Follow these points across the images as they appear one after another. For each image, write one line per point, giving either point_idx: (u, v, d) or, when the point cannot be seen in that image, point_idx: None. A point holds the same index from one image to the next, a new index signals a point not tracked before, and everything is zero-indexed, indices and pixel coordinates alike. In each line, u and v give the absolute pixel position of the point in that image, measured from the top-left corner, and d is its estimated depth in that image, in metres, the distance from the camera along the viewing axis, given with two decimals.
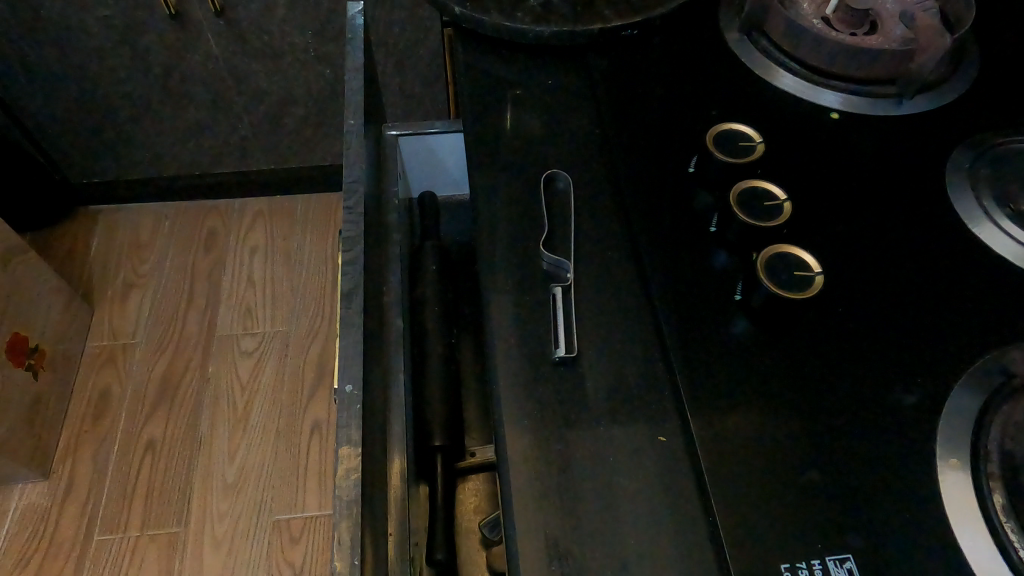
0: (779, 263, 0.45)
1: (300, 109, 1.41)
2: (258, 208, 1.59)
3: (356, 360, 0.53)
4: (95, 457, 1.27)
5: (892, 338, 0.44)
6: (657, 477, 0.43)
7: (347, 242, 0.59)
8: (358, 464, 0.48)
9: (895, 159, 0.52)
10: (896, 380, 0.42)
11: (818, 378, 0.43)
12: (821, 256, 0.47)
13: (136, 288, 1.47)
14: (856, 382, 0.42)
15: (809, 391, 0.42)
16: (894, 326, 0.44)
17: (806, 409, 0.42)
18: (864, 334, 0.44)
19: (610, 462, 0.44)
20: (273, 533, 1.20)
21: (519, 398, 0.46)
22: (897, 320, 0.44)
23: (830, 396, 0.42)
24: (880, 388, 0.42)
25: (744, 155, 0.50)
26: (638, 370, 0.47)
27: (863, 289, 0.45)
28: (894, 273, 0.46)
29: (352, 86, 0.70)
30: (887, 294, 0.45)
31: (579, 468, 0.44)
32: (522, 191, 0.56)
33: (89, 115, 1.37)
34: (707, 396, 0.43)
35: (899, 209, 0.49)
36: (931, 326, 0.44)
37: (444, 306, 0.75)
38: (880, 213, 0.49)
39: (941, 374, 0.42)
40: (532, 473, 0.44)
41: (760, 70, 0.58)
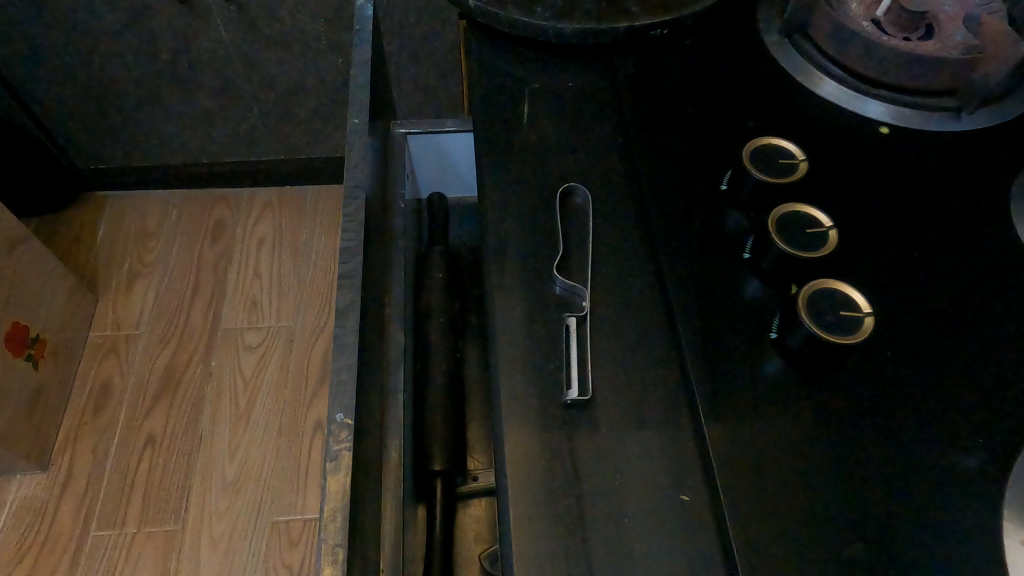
0: (824, 300, 0.40)
1: (311, 99, 1.36)
2: (267, 199, 1.55)
3: (350, 387, 0.49)
4: (94, 451, 1.24)
5: (948, 387, 0.39)
6: (672, 535, 0.39)
7: (345, 252, 0.54)
8: (346, 504, 0.44)
9: (951, 181, 0.47)
10: (949, 435, 0.37)
11: (862, 430, 0.38)
12: (869, 292, 0.42)
13: (142, 278, 1.44)
14: (905, 437, 0.38)
15: (852, 446, 0.38)
16: (949, 374, 0.39)
17: (848, 468, 0.37)
18: (915, 381, 0.39)
19: (624, 520, 0.39)
20: (271, 535, 1.17)
21: (526, 441, 0.42)
22: (952, 367, 0.39)
23: (876, 451, 0.37)
24: (933, 446, 0.37)
25: (785, 175, 0.45)
26: (656, 416, 0.42)
27: (915, 329, 0.41)
28: (950, 313, 0.41)
29: (357, 81, 0.65)
30: (940, 336, 0.40)
31: (591, 526, 0.39)
32: (534, 206, 0.51)
33: (96, 100, 1.34)
34: (736, 446, 0.39)
35: (956, 237, 0.44)
36: (992, 376, 0.39)
37: (450, 317, 0.70)
38: (934, 243, 0.44)
39: (1002, 430, 0.37)
40: (538, 529, 0.39)
41: (801, 77, 0.53)
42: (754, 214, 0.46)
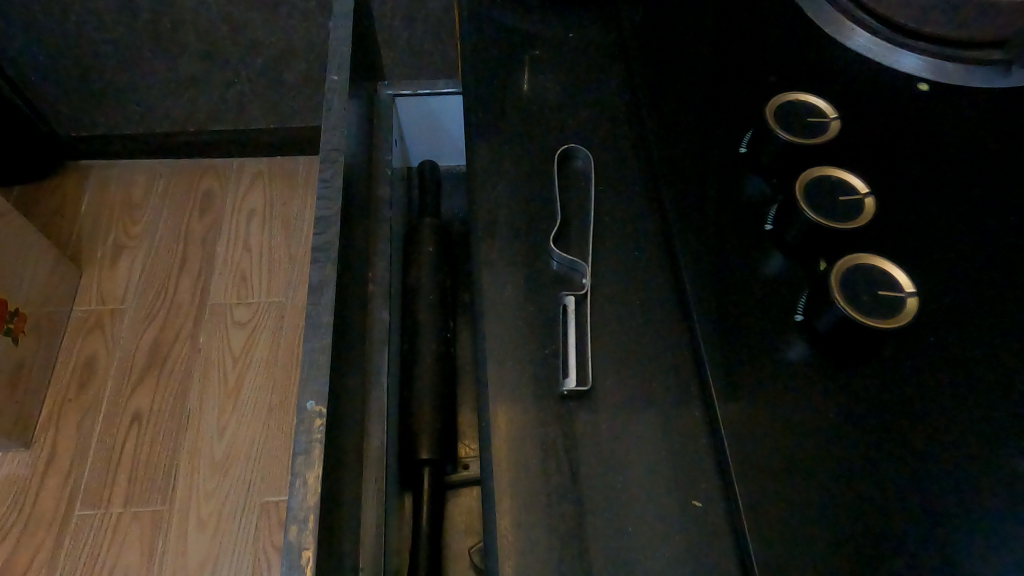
0: (859, 276, 0.35)
1: (300, 63, 1.27)
2: (257, 169, 1.45)
3: (325, 372, 0.44)
4: (79, 429, 1.18)
5: (998, 376, 0.34)
6: (677, 538, 0.35)
7: (321, 222, 0.49)
8: (316, 501, 0.40)
9: (997, 141, 0.42)
10: (1000, 432, 0.32)
11: (898, 426, 0.33)
12: (908, 265, 0.37)
13: (127, 251, 1.35)
14: (948, 433, 0.33)
15: (887, 444, 0.33)
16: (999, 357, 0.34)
17: (884, 469, 0.32)
18: (962, 370, 0.34)
19: (627, 528, 0.35)
20: (261, 516, 1.12)
21: (517, 436, 0.38)
22: (1006, 353, 0.34)
23: (913, 449, 0.33)
24: (982, 444, 0.32)
25: (814, 135, 0.40)
26: (659, 407, 0.39)
27: (959, 307, 0.36)
28: (998, 290, 0.36)
29: (338, 35, 0.60)
30: (988, 316, 0.35)
31: (590, 533, 0.35)
32: (527, 174, 0.47)
33: (75, 62, 1.24)
34: (752, 442, 0.35)
35: (1006, 205, 0.39)
36: None
37: (440, 294, 0.65)
38: (980, 213, 0.38)
39: None
40: (533, 536, 0.35)
41: (830, 28, 0.48)
42: (777, 179, 0.41)
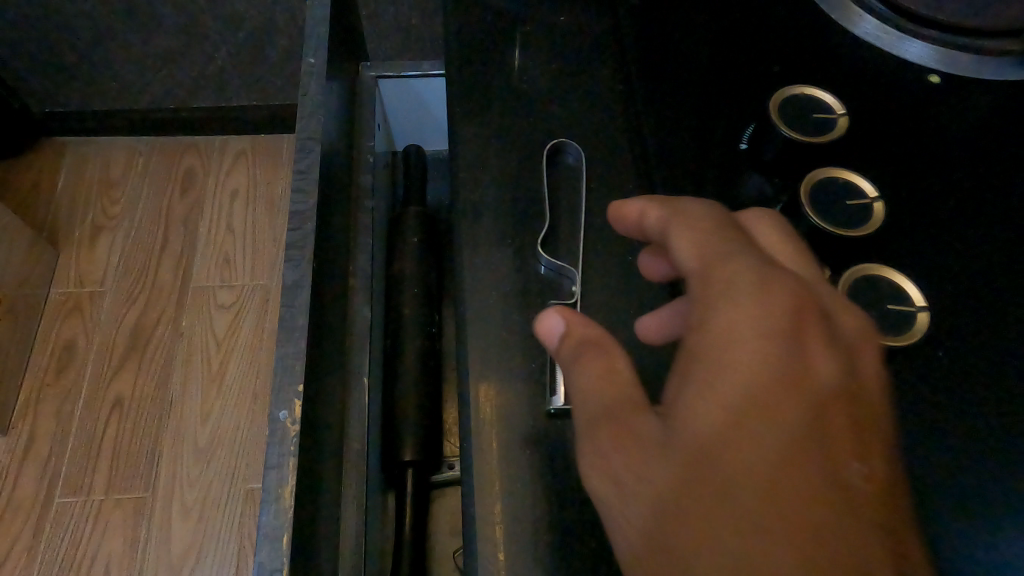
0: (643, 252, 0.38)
1: (282, 39, 1.20)
2: (240, 148, 1.39)
3: (298, 380, 0.42)
4: (58, 414, 1.13)
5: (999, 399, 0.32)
6: None
7: (296, 217, 0.46)
8: (289, 519, 0.39)
9: (1007, 138, 0.39)
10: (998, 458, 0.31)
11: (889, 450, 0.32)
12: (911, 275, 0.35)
13: (106, 231, 1.29)
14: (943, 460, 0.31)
15: None
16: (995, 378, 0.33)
17: None
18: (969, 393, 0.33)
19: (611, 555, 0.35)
20: (246, 503, 1.08)
21: (498, 455, 0.38)
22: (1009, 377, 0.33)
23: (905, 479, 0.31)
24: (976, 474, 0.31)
25: (825, 132, 0.37)
26: None
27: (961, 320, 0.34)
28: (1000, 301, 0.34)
29: (315, 14, 0.56)
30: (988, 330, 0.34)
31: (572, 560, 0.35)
32: (511, 178, 0.45)
33: (43, 37, 1.17)
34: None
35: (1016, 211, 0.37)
36: None
37: (426, 288, 0.63)
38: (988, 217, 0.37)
39: None
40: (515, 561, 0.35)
41: (834, 11, 0.45)
42: (779, 180, 0.39)
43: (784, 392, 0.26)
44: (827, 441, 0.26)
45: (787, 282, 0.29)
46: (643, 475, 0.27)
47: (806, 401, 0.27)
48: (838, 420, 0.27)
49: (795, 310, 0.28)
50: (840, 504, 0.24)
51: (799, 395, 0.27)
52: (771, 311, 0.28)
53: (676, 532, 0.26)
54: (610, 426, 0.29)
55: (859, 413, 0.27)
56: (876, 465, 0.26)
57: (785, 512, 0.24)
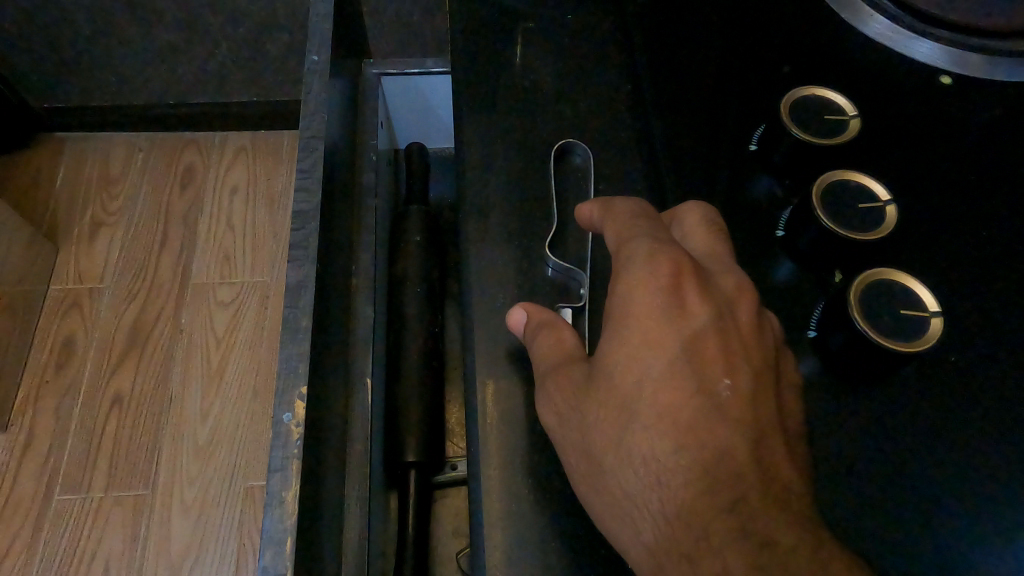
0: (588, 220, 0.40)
1: (284, 35, 1.19)
2: (240, 144, 1.39)
3: (303, 382, 0.41)
4: (57, 411, 1.13)
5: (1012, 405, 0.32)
6: None
7: (300, 218, 0.46)
8: (294, 523, 0.38)
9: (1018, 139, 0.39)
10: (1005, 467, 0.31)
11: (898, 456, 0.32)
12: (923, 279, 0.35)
13: (105, 228, 1.28)
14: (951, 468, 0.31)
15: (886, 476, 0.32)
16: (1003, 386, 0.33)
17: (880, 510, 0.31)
18: (981, 400, 0.32)
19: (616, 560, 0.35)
20: (245, 501, 1.07)
21: (505, 461, 0.37)
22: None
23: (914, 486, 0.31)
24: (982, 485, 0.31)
25: (832, 137, 0.37)
26: None
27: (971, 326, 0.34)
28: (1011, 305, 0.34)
29: (318, 11, 0.55)
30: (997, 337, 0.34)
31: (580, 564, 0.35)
32: (518, 179, 0.44)
33: (42, 32, 1.16)
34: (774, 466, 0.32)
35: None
36: None
37: (428, 287, 0.62)
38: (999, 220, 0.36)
39: None
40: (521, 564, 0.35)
41: (844, 10, 0.45)
42: (790, 181, 0.39)
43: (666, 338, 0.34)
44: (700, 368, 0.33)
45: (671, 249, 0.35)
46: (569, 417, 0.35)
47: (683, 340, 0.34)
48: (711, 349, 0.34)
49: (680, 271, 0.35)
50: (711, 414, 0.32)
51: (678, 338, 0.34)
52: (652, 274, 0.34)
53: (593, 455, 0.34)
54: (547, 381, 0.37)
55: (733, 342, 0.34)
56: (743, 380, 0.34)
57: (668, 430, 0.32)
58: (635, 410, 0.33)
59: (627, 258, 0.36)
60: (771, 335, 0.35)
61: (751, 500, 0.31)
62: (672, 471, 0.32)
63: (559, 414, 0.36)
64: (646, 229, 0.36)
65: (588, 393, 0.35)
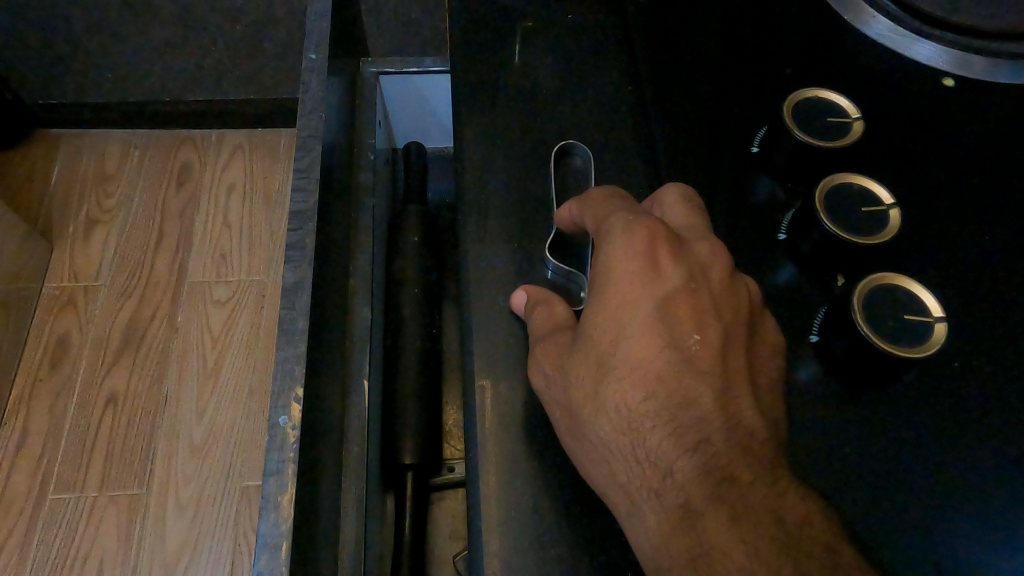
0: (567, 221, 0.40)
1: (282, 33, 1.18)
2: (237, 142, 1.38)
3: (299, 385, 0.41)
4: (51, 409, 1.12)
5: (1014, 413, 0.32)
6: None
7: (297, 217, 0.46)
8: (290, 529, 0.38)
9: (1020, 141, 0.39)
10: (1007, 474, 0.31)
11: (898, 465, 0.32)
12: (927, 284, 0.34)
13: (101, 225, 1.27)
14: (953, 476, 0.31)
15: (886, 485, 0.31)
16: (1004, 391, 0.32)
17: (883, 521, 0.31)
18: (985, 408, 0.32)
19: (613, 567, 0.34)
20: (241, 501, 1.07)
21: (504, 466, 0.37)
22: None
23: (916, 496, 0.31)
24: (980, 493, 0.31)
25: (836, 139, 0.37)
26: None
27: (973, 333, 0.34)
28: (1012, 308, 0.34)
29: (317, 9, 0.55)
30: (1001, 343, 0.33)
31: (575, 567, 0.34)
32: (518, 180, 0.44)
33: (37, 27, 1.15)
34: (779, 474, 0.31)
35: None
36: None
37: (425, 288, 0.62)
38: (1001, 223, 0.36)
39: None
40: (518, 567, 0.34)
41: (846, 11, 0.44)
42: (791, 184, 0.38)
43: (639, 298, 0.34)
44: (673, 327, 0.34)
45: (646, 221, 0.36)
46: (552, 380, 0.36)
47: (658, 300, 0.34)
48: (684, 307, 0.34)
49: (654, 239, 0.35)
50: (681, 367, 0.33)
51: (651, 298, 0.34)
52: (626, 240, 0.35)
53: (574, 412, 0.35)
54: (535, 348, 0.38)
55: (704, 300, 0.35)
56: (713, 335, 0.34)
57: (644, 388, 0.33)
58: (611, 367, 0.34)
59: (606, 231, 0.36)
60: (744, 291, 0.35)
61: (717, 444, 0.32)
62: (644, 421, 0.33)
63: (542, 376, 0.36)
64: (622, 207, 0.37)
65: (568, 356, 0.36)
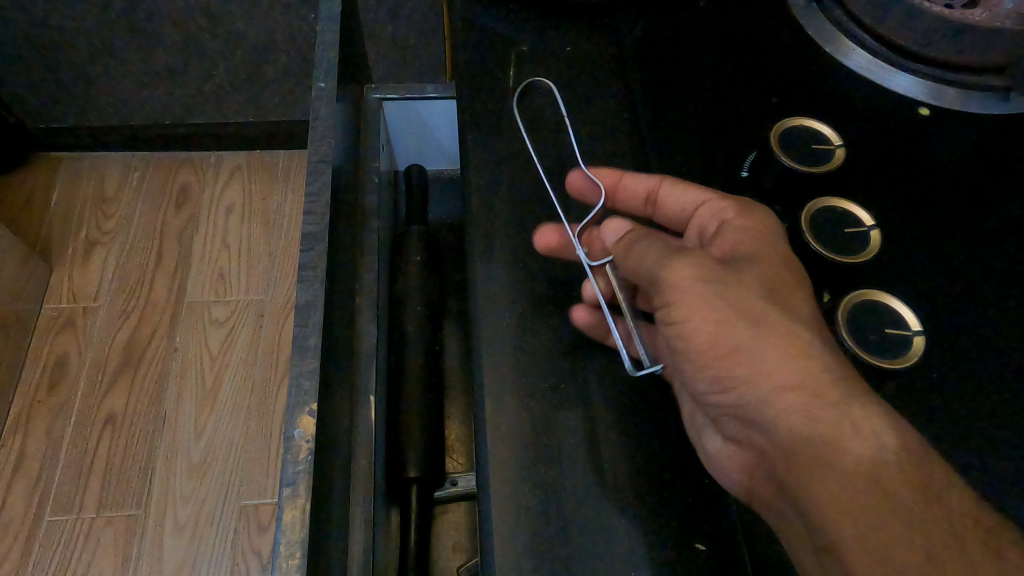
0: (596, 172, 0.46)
1: (281, 58, 1.21)
2: (235, 164, 1.40)
3: (313, 398, 0.43)
4: (49, 431, 1.12)
5: (977, 419, 0.36)
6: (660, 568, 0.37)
7: (310, 238, 0.48)
8: (303, 539, 0.39)
9: (981, 161, 0.43)
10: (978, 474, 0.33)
11: None
12: (896, 290, 0.39)
13: (100, 247, 1.29)
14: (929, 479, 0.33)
15: None
16: (961, 386, 0.36)
17: None
18: (941, 400, 0.36)
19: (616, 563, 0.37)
20: (240, 520, 1.07)
21: (514, 472, 0.39)
22: (998, 406, 0.36)
23: None
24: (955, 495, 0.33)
25: (823, 163, 0.39)
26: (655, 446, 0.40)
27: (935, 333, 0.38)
28: (969, 311, 0.38)
29: (325, 39, 0.57)
30: (961, 340, 0.38)
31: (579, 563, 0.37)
32: (524, 207, 0.47)
33: (43, 54, 1.18)
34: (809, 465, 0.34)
35: (987, 229, 0.41)
36: (1002, 381, 0.37)
37: (428, 305, 0.64)
38: (961, 236, 0.41)
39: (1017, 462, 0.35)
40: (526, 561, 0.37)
41: (828, 45, 0.48)
42: (780, 206, 0.42)
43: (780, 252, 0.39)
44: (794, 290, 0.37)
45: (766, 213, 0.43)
46: (703, 287, 0.37)
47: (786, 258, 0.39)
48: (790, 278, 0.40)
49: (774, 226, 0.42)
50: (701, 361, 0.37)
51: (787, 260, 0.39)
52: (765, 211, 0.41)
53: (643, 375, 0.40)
54: (670, 261, 0.38)
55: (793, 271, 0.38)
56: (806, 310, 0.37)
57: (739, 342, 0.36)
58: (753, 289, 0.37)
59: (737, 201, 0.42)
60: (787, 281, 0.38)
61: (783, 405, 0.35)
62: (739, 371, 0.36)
63: (684, 281, 0.38)
64: None
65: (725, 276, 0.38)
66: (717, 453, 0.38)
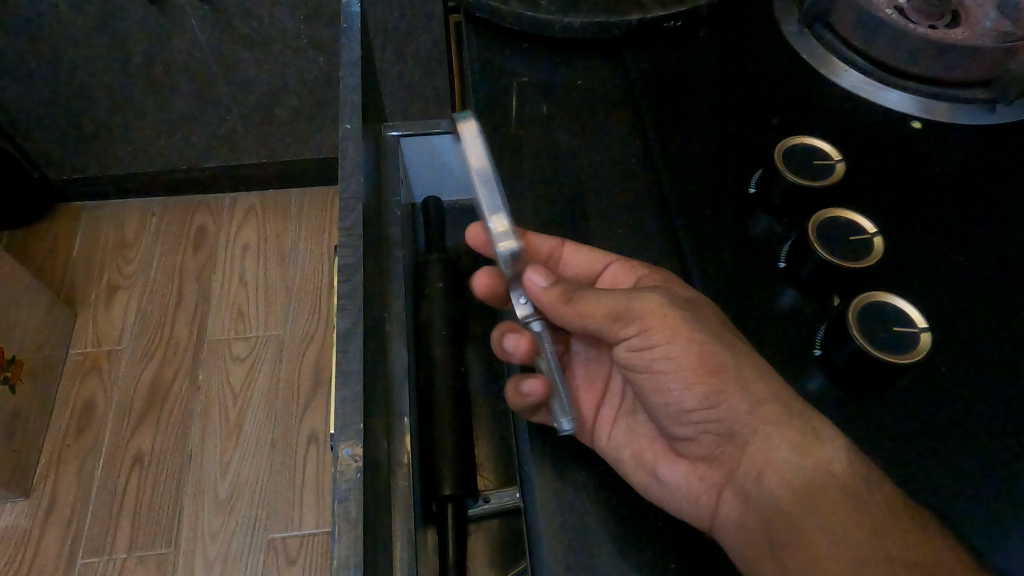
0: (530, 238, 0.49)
1: (292, 101, 1.26)
2: (250, 204, 1.44)
3: (358, 418, 0.45)
4: (79, 472, 1.14)
5: (986, 408, 0.38)
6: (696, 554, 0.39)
7: (345, 270, 0.51)
8: (357, 550, 0.41)
9: (971, 169, 0.46)
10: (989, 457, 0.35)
11: None
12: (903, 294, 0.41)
13: (122, 290, 1.32)
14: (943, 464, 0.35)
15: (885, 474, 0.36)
16: (971, 381, 0.38)
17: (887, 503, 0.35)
18: (953, 395, 0.38)
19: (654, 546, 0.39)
20: (268, 553, 1.08)
21: (555, 471, 0.42)
22: (1003, 390, 0.38)
23: None
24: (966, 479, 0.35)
25: (823, 177, 0.44)
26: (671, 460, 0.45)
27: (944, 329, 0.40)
28: (974, 309, 0.41)
29: (347, 83, 0.61)
30: (968, 338, 0.40)
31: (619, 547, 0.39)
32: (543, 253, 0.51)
33: (67, 108, 1.23)
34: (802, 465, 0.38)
35: (981, 232, 0.44)
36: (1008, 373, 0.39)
37: (452, 329, 0.66)
38: (959, 238, 0.43)
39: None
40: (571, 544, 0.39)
41: (822, 67, 0.52)
42: (788, 219, 0.45)
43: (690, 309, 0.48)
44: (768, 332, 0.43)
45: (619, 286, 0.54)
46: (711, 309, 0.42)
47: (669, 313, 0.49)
48: None
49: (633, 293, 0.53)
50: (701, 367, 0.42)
51: None
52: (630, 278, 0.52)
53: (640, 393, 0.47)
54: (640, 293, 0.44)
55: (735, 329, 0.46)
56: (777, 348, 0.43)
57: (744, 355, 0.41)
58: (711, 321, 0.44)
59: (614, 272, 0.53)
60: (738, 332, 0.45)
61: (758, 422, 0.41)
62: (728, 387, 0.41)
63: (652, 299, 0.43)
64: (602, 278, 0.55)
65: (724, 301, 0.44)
66: (686, 478, 0.45)
